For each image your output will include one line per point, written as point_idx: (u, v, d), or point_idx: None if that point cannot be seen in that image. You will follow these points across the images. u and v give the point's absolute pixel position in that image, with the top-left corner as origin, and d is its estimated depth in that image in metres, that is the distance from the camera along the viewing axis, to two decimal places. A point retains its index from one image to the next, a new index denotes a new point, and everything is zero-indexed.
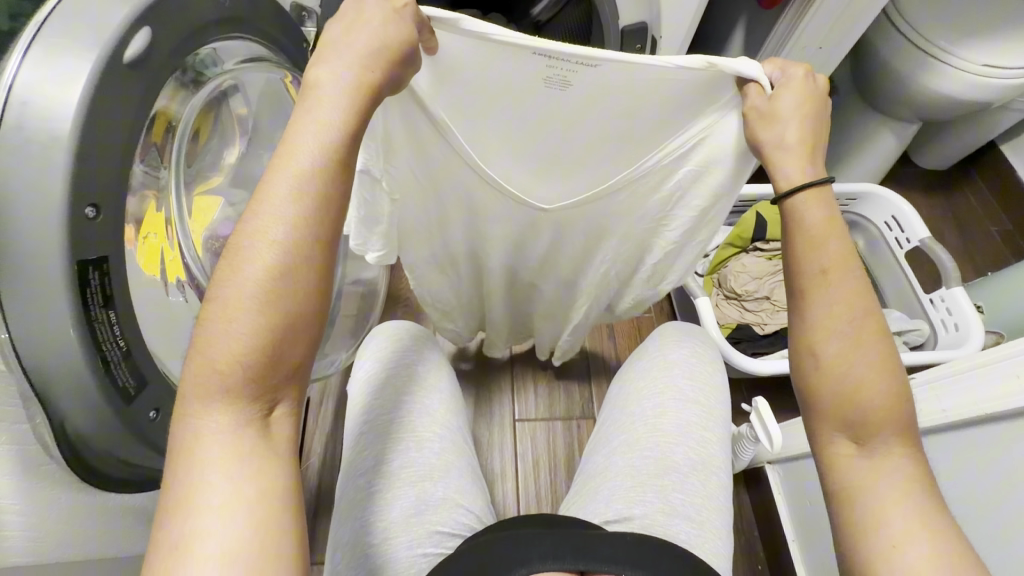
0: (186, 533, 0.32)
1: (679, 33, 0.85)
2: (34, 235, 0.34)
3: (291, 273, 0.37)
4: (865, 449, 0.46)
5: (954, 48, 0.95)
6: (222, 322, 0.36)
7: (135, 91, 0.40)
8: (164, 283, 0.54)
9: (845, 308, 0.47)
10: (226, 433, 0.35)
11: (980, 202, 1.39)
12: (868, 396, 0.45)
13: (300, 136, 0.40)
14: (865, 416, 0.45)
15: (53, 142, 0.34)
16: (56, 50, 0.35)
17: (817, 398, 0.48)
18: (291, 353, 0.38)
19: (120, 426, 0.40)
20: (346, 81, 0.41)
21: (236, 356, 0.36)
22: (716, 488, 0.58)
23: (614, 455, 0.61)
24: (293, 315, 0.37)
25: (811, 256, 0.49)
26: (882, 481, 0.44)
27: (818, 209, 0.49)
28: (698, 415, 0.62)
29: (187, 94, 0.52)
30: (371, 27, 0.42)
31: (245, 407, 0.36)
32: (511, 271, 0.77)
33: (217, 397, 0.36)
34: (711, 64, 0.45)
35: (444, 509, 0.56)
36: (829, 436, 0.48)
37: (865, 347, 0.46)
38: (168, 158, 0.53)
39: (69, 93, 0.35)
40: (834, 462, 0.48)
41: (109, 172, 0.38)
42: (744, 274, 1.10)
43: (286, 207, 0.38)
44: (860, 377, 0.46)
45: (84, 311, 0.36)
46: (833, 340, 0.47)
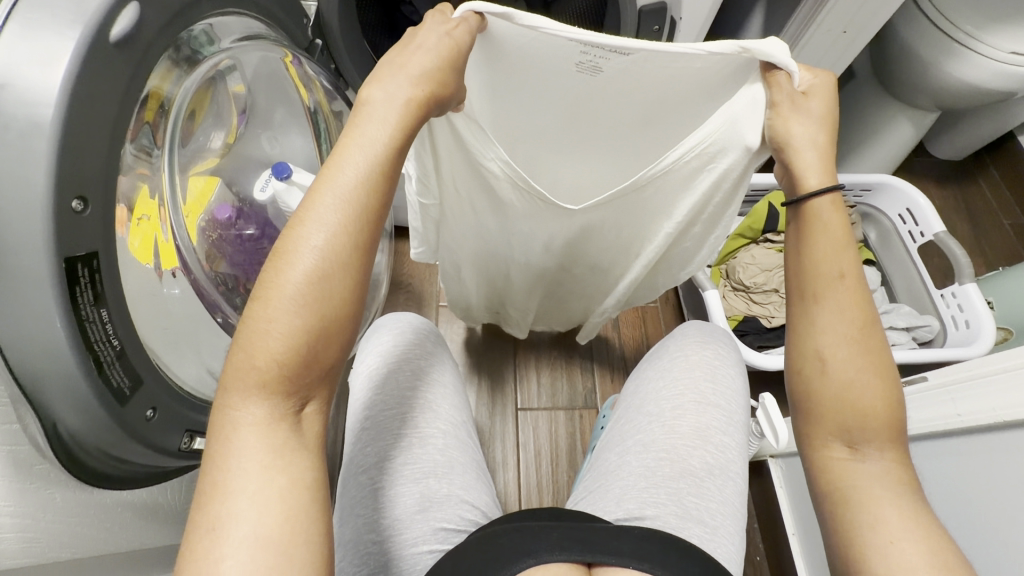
0: (211, 535, 0.31)
1: (698, 18, 0.80)
2: (19, 228, 0.32)
3: (327, 279, 0.35)
4: (859, 453, 0.44)
5: (981, 34, 0.92)
6: (262, 322, 0.34)
7: (123, 72, 0.37)
8: (158, 270, 0.51)
9: (855, 317, 0.45)
10: (258, 434, 0.34)
11: (995, 196, 1.36)
12: (870, 404, 0.44)
13: (349, 148, 0.38)
14: (886, 420, 0.44)
15: (33, 128, 0.31)
16: (35, 27, 0.32)
17: (818, 404, 0.46)
18: (324, 355, 0.36)
19: (116, 428, 0.39)
20: (398, 97, 0.39)
21: (275, 359, 0.34)
22: (730, 493, 0.57)
23: (627, 455, 0.60)
24: (328, 320, 0.36)
25: (835, 258, 0.46)
26: (878, 485, 0.43)
27: (839, 212, 0.47)
28: (717, 419, 0.61)
29: (182, 74, 0.49)
30: (428, 51, 0.41)
31: (277, 409, 0.35)
32: (545, 267, 0.74)
33: (253, 393, 0.34)
34: (744, 49, 0.43)
35: (449, 505, 0.55)
36: (824, 440, 0.46)
37: (876, 354, 0.45)
38: (161, 140, 0.50)
39: (51, 75, 0.32)
40: (827, 467, 0.46)
41: (96, 162, 0.35)
42: (753, 266, 1.07)
43: (330, 213, 0.36)
44: (864, 389, 0.44)
45: (74, 311, 0.34)
46: (847, 345, 0.45)
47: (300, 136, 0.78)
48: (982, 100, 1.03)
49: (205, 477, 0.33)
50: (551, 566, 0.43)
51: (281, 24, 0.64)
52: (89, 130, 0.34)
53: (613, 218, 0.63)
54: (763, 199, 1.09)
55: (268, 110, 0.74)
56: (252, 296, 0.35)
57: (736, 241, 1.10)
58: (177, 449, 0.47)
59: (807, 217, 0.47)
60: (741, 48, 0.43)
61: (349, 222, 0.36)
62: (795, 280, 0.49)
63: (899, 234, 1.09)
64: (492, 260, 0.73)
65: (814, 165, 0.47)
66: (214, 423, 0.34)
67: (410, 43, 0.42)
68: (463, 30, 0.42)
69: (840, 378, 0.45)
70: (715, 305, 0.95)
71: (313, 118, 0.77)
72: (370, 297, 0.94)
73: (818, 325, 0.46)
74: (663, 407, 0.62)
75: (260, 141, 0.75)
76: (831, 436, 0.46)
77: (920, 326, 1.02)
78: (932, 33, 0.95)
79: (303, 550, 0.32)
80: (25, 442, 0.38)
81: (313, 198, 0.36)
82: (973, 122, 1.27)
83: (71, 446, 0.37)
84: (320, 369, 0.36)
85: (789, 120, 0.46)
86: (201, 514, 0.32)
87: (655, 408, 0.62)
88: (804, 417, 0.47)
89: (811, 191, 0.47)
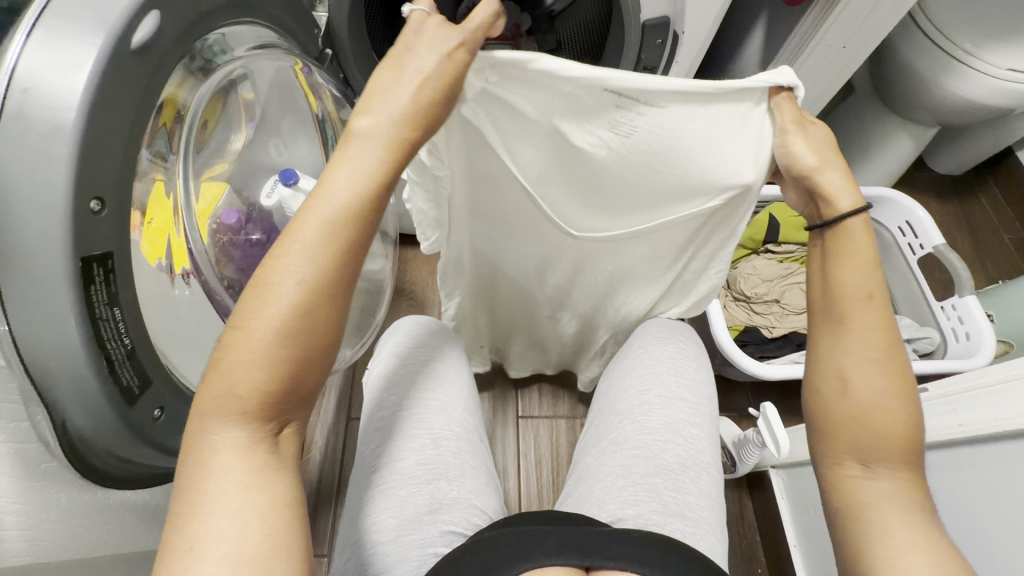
0: (192, 549, 0.31)
1: (699, 38, 0.78)
2: (36, 227, 0.32)
3: (310, 309, 0.36)
4: (871, 471, 0.45)
5: (978, 51, 0.94)
6: (243, 352, 0.35)
7: (142, 78, 0.38)
8: (170, 272, 0.52)
9: (877, 332, 0.46)
10: (237, 453, 0.34)
11: (994, 210, 1.37)
12: (887, 426, 0.44)
13: (335, 179, 0.38)
14: (897, 442, 0.44)
15: (53, 132, 0.32)
16: (59, 34, 0.33)
17: (835, 421, 0.47)
18: (302, 381, 0.37)
19: (123, 426, 0.39)
20: (385, 127, 0.39)
21: (254, 388, 0.35)
22: (706, 484, 0.57)
23: (604, 455, 0.60)
24: (309, 350, 0.36)
25: (857, 279, 0.46)
26: (892, 505, 0.43)
27: (866, 235, 0.47)
28: (685, 410, 0.61)
29: (196, 82, 0.51)
30: (421, 71, 0.40)
31: (254, 434, 0.35)
32: (546, 279, 0.71)
33: (230, 418, 0.35)
34: (776, 74, 0.45)
35: (457, 509, 0.55)
36: (837, 457, 0.47)
37: (895, 375, 0.45)
38: (176, 146, 0.51)
39: (73, 80, 0.33)
40: (839, 482, 0.46)
41: (113, 164, 0.36)
42: (754, 276, 1.08)
43: (313, 247, 0.36)
44: (883, 411, 0.44)
45: (87, 310, 0.35)
46: (866, 365, 0.45)
47: (306, 143, 0.80)
48: (980, 116, 1.05)
49: (181, 493, 0.33)
50: (548, 569, 0.43)
51: (293, 33, 0.64)
52: (108, 133, 0.35)
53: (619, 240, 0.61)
54: (764, 210, 1.11)
55: (276, 117, 0.75)
56: (229, 324, 0.35)
57: (738, 251, 1.11)
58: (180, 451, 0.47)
59: (833, 240, 0.48)
60: (776, 79, 0.45)
61: (333, 255, 0.37)
62: (818, 302, 0.49)
63: (899, 246, 1.10)
64: (493, 259, 0.70)
65: (844, 188, 0.47)
66: (188, 445, 0.35)
67: (403, 63, 0.40)
68: (461, 52, 0.41)
69: (857, 398, 0.45)
70: (716, 315, 0.95)
71: (320, 126, 0.78)
72: (374, 304, 0.94)
73: (842, 347, 0.47)
74: (632, 403, 0.62)
75: (268, 148, 0.76)
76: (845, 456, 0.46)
77: (920, 338, 1.03)
78: (931, 50, 0.96)
79: (284, 565, 0.32)
80: (32, 440, 0.39)
81: (297, 232, 0.36)
82: (974, 137, 1.28)
83: (77, 442, 0.37)
84: (299, 395, 0.37)
85: (817, 137, 0.47)
86: (176, 531, 0.32)
87: (625, 405, 0.63)
88: (819, 436, 0.48)
89: (835, 216, 0.47)
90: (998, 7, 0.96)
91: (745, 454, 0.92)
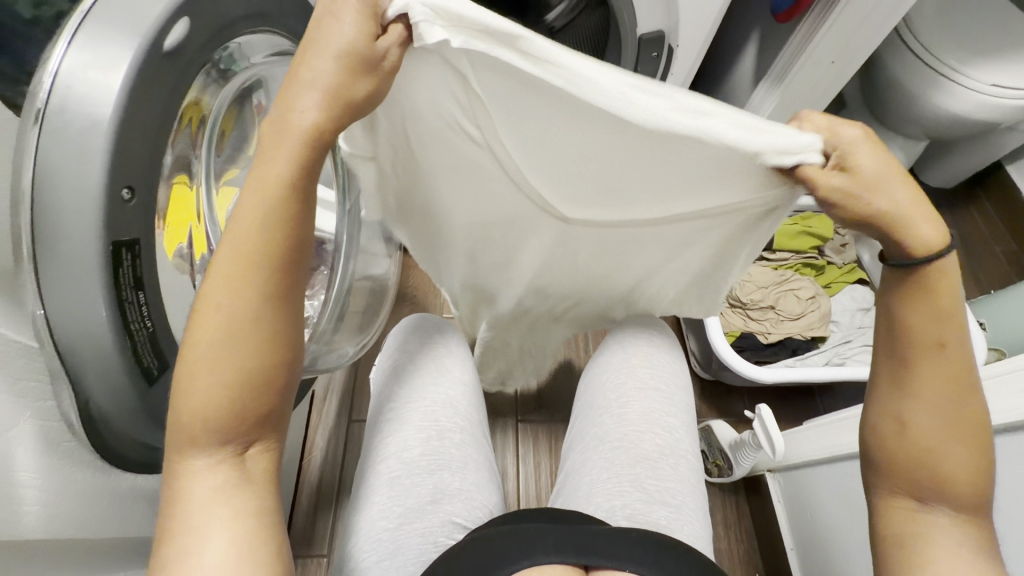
0: (174, 556, 0.33)
1: (689, 58, 0.82)
2: (74, 215, 0.35)
3: (239, 333, 0.36)
4: (925, 512, 0.42)
5: (962, 68, 0.97)
6: (190, 385, 0.36)
7: (172, 79, 0.40)
8: (191, 266, 0.55)
9: (949, 379, 0.41)
10: (204, 471, 0.36)
11: (986, 221, 1.40)
12: (951, 474, 0.41)
13: (246, 199, 0.37)
14: (955, 486, 0.41)
15: (93, 126, 0.35)
16: (100, 38, 0.36)
17: (890, 461, 0.44)
18: (256, 404, 0.37)
19: (142, 406, 0.41)
20: (285, 131, 0.37)
21: (200, 416, 0.36)
22: (685, 470, 0.61)
23: (588, 450, 0.64)
24: (252, 372, 0.37)
25: (931, 323, 0.41)
26: (946, 550, 0.40)
27: (946, 284, 0.40)
28: (660, 401, 0.65)
29: (216, 89, 0.53)
30: (323, 61, 0.36)
31: (217, 454, 0.37)
32: (513, 262, 0.64)
33: (187, 447, 0.36)
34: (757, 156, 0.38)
35: (459, 499, 0.56)
36: (889, 500, 0.44)
37: (958, 418, 0.41)
38: (198, 147, 0.54)
39: (112, 78, 0.36)
40: (888, 519, 0.44)
41: (144, 157, 0.38)
42: (750, 283, 1.11)
43: (232, 273, 0.37)
44: (947, 458, 0.41)
45: (115, 292, 0.37)
46: (929, 411, 0.42)
47: None
48: (968, 130, 1.08)
49: (165, 508, 0.36)
50: (545, 568, 0.44)
51: None
52: (141, 129, 0.38)
53: (598, 242, 0.57)
54: None
55: None
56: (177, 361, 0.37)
57: None
58: None
59: (913, 285, 0.41)
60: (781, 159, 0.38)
61: (250, 273, 0.37)
62: (887, 340, 0.43)
63: None
64: (455, 240, 0.64)
65: (918, 219, 0.39)
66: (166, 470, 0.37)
67: (299, 77, 0.36)
68: (358, 40, 0.35)
69: (919, 444, 0.42)
70: (713, 319, 0.97)
71: None
72: (377, 306, 0.96)
73: (912, 392, 0.42)
74: (610, 398, 0.66)
75: None
76: (893, 489, 0.44)
77: None
78: (919, 66, 1.00)
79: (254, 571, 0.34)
80: (55, 419, 0.41)
81: (219, 260, 0.37)
82: (966, 151, 1.32)
83: (98, 421, 0.39)
84: (256, 416, 0.38)
85: (874, 163, 0.38)
86: (166, 540, 0.34)
87: (604, 400, 0.67)
88: (875, 472, 0.45)
89: (918, 258, 0.40)
90: (980, 26, 1.00)
91: (741, 457, 0.93)
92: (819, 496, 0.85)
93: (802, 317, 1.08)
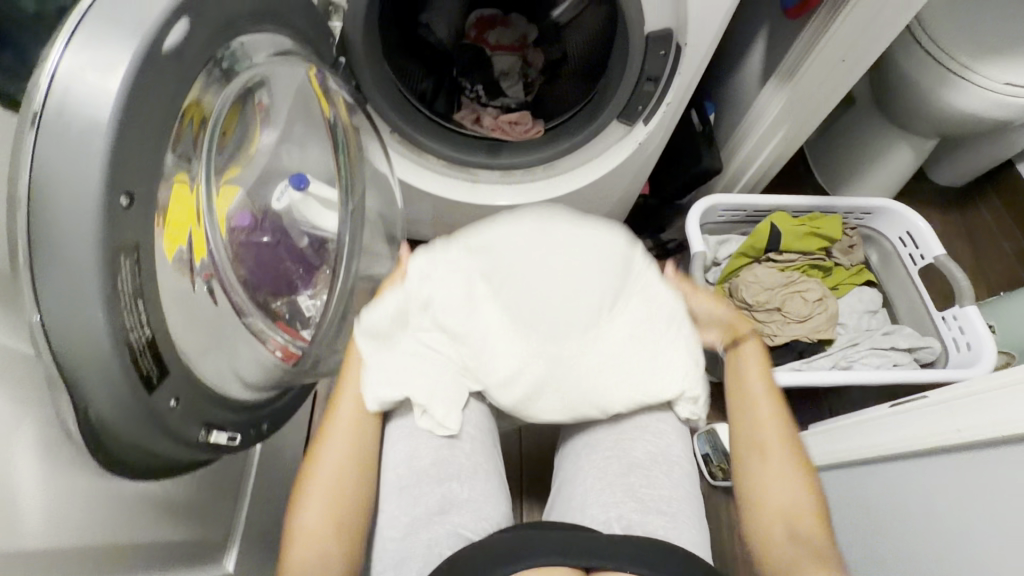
0: None
1: (699, 55, 0.80)
2: (69, 222, 0.34)
3: (339, 456, 0.59)
4: (791, 535, 0.57)
5: (976, 66, 0.96)
6: (315, 488, 0.57)
7: (175, 80, 0.40)
8: (190, 272, 0.52)
9: (785, 435, 0.62)
10: (310, 550, 0.54)
11: (995, 221, 1.38)
12: (796, 496, 0.59)
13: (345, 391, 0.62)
14: (791, 505, 0.59)
15: (91, 130, 0.34)
16: (97, 38, 0.35)
17: (756, 488, 0.61)
18: (348, 508, 0.57)
19: (142, 414, 0.40)
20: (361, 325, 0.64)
21: (318, 511, 0.56)
22: (678, 476, 0.63)
23: (580, 459, 0.66)
24: (342, 485, 0.58)
25: (751, 384, 0.66)
26: (812, 564, 0.54)
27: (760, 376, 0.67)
28: (649, 408, 0.67)
29: (218, 88, 0.52)
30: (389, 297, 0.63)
31: (317, 540, 0.54)
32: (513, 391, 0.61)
33: (301, 540, 0.54)
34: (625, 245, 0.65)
35: (467, 509, 0.58)
36: (767, 527, 0.59)
37: (790, 454, 0.61)
38: (200, 149, 0.52)
39: (110, 79, 0.34)
40: (767, 544, 0.58)
41: (142, 161, 0.37)
42: (756, 285, 1.09)
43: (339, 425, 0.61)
44: (790, 486, 0.60)
45: (113, 302, 0.36)
46: (770, 438, 0.63)
47: (320, 148, 0.79)
48: (980, 129, 1.07)
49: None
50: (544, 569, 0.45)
51: (309, 41, 0.65)
52: (140, 131, 0.37)
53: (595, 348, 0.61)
54: (767, 219, 1.11)
55: (288, 124, 0.74)
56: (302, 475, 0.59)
57: (739, 261, 1.12)
58: (195, 441, 0.48)
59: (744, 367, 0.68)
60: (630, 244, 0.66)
61: (351, 424, 0.61)
62: (734, 402, 0.67)
63: (900, 257, 1.11)
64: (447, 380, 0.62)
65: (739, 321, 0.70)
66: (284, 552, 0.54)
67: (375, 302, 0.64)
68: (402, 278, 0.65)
69: (771, 471, 0.61)
70: None
71: (332, 131, 0.77)
72: None
73: (757, 422, 0.64)
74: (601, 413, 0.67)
75: (281, 154, 0.74)
76: (767, 515, 0.59)
77: (921, 347, 1.03)
78: (929, 64, 0.99)
79: None
80: (53, 428, 0.41)
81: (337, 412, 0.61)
82: (973, 150, 1.31)
83: (96, 430, 0.39)
84: (341, 518, 0.56)
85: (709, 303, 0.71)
86: None
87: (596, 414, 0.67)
88: (748, 501, 0.61)
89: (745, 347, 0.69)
90: (994, 23, 0.98)
91: None
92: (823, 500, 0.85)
93: (810, 319, 1.07)
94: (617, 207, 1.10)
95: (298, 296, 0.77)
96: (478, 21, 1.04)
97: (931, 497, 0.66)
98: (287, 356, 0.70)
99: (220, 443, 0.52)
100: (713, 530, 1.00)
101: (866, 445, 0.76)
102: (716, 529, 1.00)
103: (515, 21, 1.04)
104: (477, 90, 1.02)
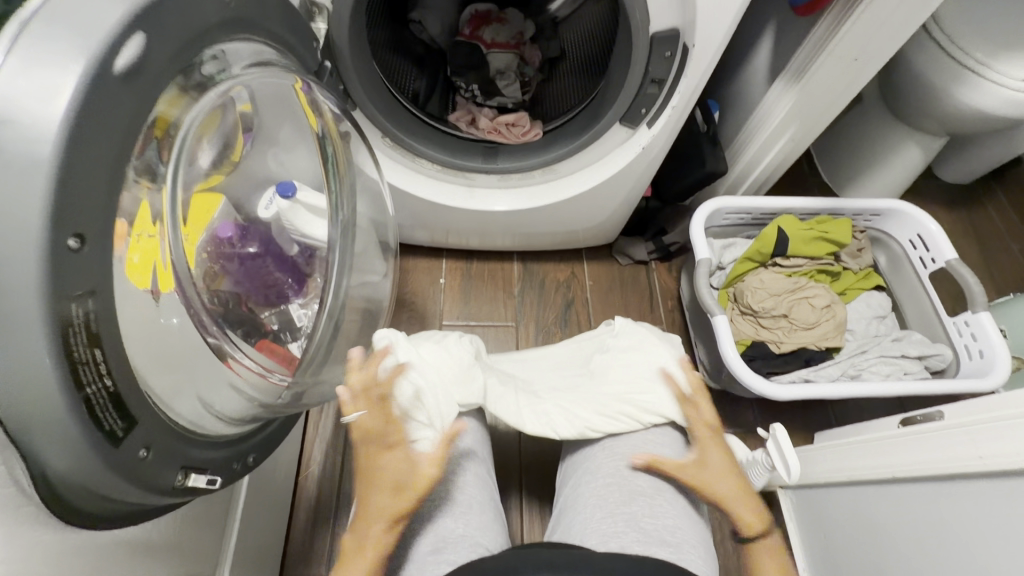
0: None
1: (707, 56, 0.75)
2: (3, 269, 0.30)
3: None
4: None
5: (992, 62, 0.92)
6: None
7: (132, 103, 0.36)
8: (155, 294, 0.47)
9: None
10: None
11: (1003, 220, 1.35)
12: None
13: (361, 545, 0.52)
14: None
15: (30, 167, 0.30)
16: (37, 57, 0.31)
17: None
18: None
19: (108, 471, 0.37)
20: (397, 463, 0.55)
21: None
22: (683, 504, 0.60)
23: (580, 486, 0.63)
24: None
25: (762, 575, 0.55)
26: None
27: (773, 562, 0.55)
28: (652, 432, 0.65)
29: (192, 100, 0.47)
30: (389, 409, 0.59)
31: None
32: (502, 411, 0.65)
33: None
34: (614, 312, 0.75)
35: (463, 546, 0.55)
36: None
37: None
38: (168, 157, 0.47)
39: (53, 105, 0.31)
40: None
41: (94, 197, 0.33)
42: (762, 290, 1.06)
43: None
44: None
45: (66, 354, 0.32)
46: None
47: (306, 154, 0.74)
48: (993, 127, 1.03)
49: None
50: None
51: (290, 48, 0.61)
52: (93, 158, 0.33)
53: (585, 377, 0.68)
54: (773, 222, 1.07)
55: (271, 133, 0.69)
56: None
57: (745, 265, 1.08)
58: (170, 487, 0.45)
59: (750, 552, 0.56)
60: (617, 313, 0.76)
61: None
62: None
63: (910, 260, 1.07)
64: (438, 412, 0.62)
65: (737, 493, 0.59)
66: None
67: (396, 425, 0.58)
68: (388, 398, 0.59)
69: None
70: (723, 329, 0.93)
71: (321, 144, 0.72)
72: (371, 322, 0.88)
73: None
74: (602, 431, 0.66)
75: (266, 160, 0.70)
76: None
77: (932, 354, 1.00)
78: (943, 60, 0.94)
79: None
80: None
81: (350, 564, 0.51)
82: (982, 147, 1.27)
83: (52, 490, 0.35)
84: None
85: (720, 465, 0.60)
86: None
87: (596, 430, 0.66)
88: None
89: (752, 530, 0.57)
90: (1012, 17, 0.93)
91: (752, 473, 0.90)
92: (834, 516, 0.82)
93: (817, 326, 1.04)
94: (619, 211, 1.06)
95: (289, 305, 0.73)
96: (472, 17, 0.98)
97: (948, 521, 0.63)
98: (272, 383, 0.67)
99: (198, 485, 0.49)
100: (718, 543, 0.98)
101: (878, 464, 0.73)
102: (721, 541, 0.98)
103: (511, 16, 0.98)
104: (472, 90, 0.97)
